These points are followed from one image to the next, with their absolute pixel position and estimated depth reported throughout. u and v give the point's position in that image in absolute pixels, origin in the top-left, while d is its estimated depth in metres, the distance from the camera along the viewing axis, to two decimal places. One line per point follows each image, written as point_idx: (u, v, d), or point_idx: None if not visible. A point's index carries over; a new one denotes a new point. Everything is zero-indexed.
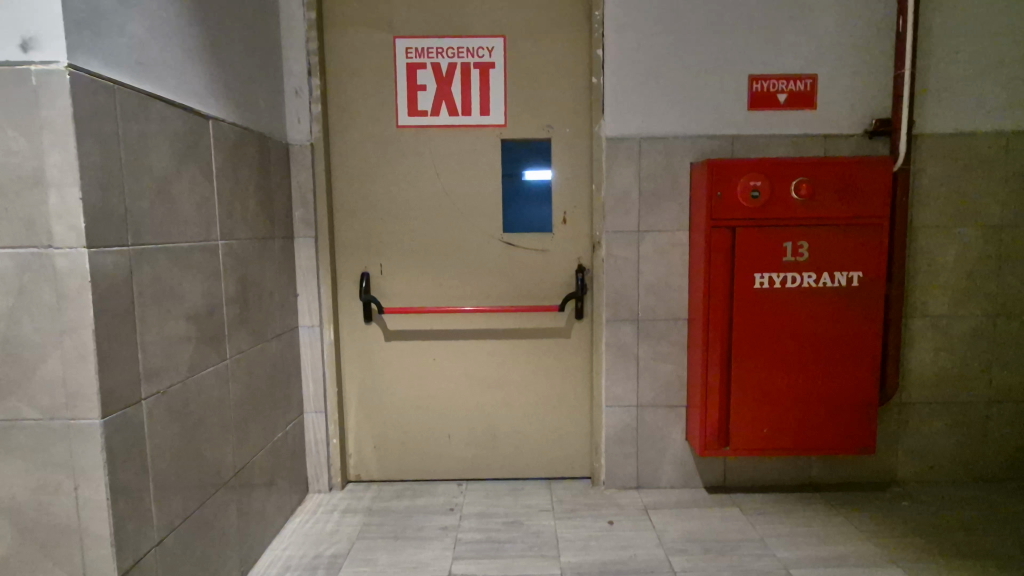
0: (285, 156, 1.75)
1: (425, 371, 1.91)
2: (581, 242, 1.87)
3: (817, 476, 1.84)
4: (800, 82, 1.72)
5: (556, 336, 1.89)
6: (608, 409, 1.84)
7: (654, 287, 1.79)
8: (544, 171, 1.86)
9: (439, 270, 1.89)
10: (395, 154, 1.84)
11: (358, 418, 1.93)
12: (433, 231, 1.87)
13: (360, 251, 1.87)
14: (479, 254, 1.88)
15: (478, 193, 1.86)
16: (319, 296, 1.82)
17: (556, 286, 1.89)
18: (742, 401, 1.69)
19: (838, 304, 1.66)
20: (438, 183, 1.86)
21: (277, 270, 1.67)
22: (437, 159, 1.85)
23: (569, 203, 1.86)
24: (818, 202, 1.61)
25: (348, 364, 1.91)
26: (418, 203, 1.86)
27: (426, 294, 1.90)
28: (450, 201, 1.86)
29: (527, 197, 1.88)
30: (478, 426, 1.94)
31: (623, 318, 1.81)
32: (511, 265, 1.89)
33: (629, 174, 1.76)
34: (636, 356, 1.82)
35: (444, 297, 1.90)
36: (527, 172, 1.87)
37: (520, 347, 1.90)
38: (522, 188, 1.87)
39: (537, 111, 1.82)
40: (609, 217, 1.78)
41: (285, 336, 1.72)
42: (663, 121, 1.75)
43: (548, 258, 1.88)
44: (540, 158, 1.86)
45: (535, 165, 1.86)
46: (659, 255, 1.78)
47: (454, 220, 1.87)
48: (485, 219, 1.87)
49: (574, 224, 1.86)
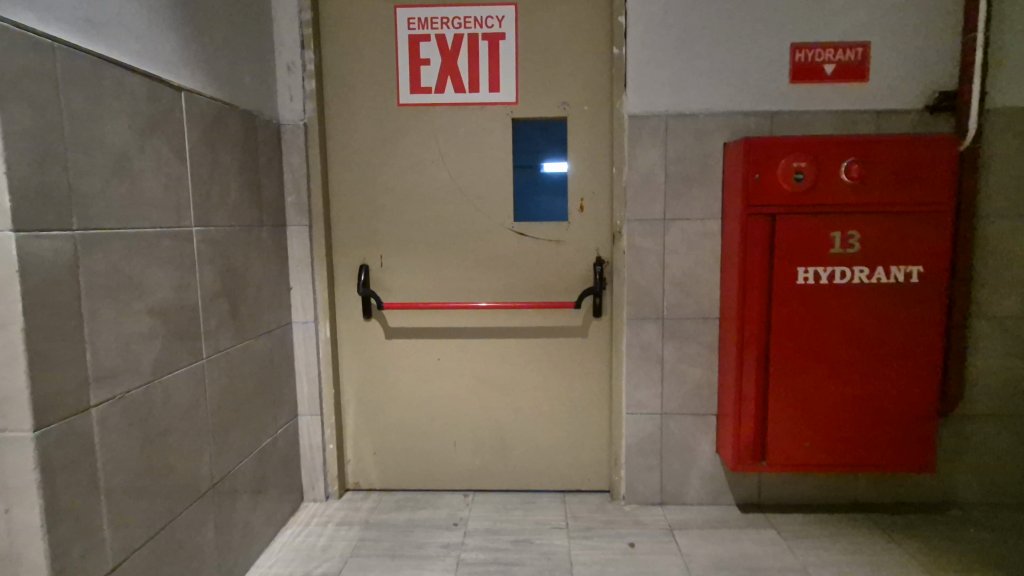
0: (277, 137, 1.61)
1: (430, 371, 1.76)
2: (602, 233, 1.69)
3: (864, 496, 1.65)
4: (849, 51, 1.52)
5: (572, 335, 1.72)
6: (629, 416, 1.67)
7: (682, 282, 1.61)
8: (562, 163, 1.70)
9: (444, 264, 1.73)
10: (397, 136, 1.69)
11: (357, 422, 1.79)
12: (439, 221, 1.72)
13: (358, 241, 1.73)
14: (487, 246, 1.72)
15: (487, 179, 1.70)
16: (313, 290, 1.67)
17: (572, 280, 1.72)
18: (780, 410, 1.51)
19: (894, 302, 1.46)
20: (443, 167, 1.70)
21: (265, 261, 1.53)
22: (443, 141, 1.69)
23: (588, 189, 1.68)
24: (872, 186, 1.42)
25: (346, 363, 1.76)
26: (421, 190, 1.71)
27: (429, 290, 1.75)
28: (456, 188, 1.71)
29: (540, 184, 1.72)
30: (486, 433, 1.78)
31: (646, 317, 1.63)
32: (522, 258, 1.72)
33: (655, 155, 1.58)
34: (660, 359, 1.64)
35: (450, 294, 1.74)
36: (544, 163, 1.71)
37: (532, 347, 1.74)
38: (536, 180, 1.72)
39: (551, 87, 1.65)
40: (633, 204, 1.60)
41: (276, 333, 1.58)
42: (693, 97, 1.56)
43: (562, 250, 1.71)
44: (558, 149, 1.70)
45: (553, 156, 1.70)
46: (688, 247, 1.60)
47: (461, 209, 1.71)
48: (495, 208, 1.71)
49: (591, 213, 1.69)
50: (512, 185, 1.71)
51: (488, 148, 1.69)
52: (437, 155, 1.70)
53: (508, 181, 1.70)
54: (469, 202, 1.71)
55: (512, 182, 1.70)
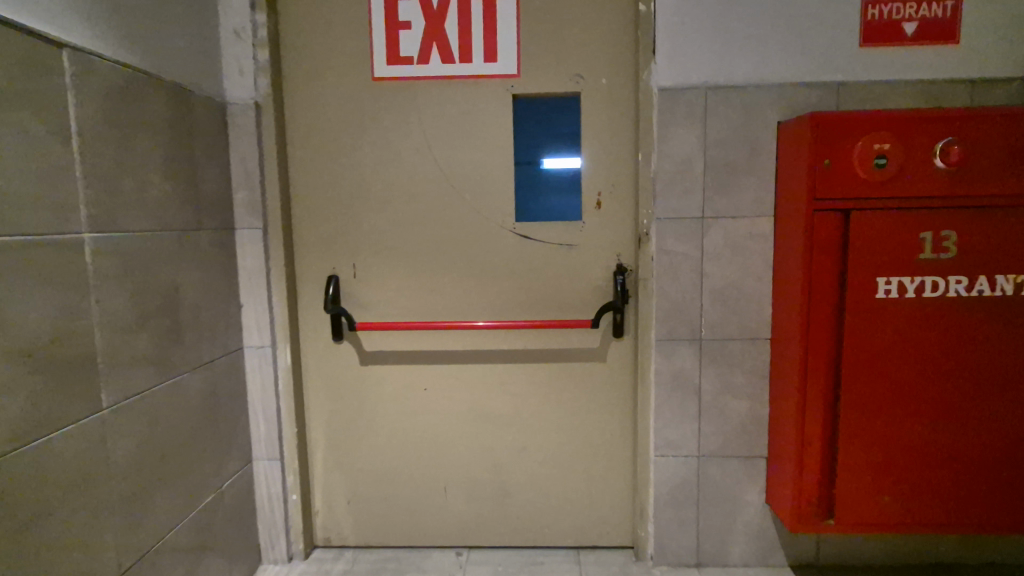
0: (222, 118, 1.30)
1: (416, 404, 1.46)
2: (625, 235, 1.39)
3: (948, 556, 1.34)
4: (936, 5, 1.21)
5: (588, 360, 1.41)
6: (658, 459, 1.36)
7: (724, 294, 1.31)
8: (569, 159, 1.39)
9: (432, 275, 1.43)
10: (372, 119, 1.38)
11: (328, 465, 1.48)
12: (425, 222, 1.41)
13: (326, 247, 1.42)
14: (484, 253, 1.42)
15: (483, 171, 1.39)
16: (271, 307, 1.37)
17: (588, 293, 1.42)
18: (853, 457, 1.20)
19: (1000, 321, 1.15)
20: (430, 157, 1.39)
21: (205, 274, 1.22)
22: (429, 125, 1.38)
23: (608, 181, 1.38)
24: (975, 174, 1.11)
25: (313, 395, 1.46)
26: (403, 185, 1.40)
27: (414, 307, 1.44)
28: (446, 181, 1.40)
29: (542, 183, 1.41)
30: (484, 477, 1.48)
31: (680, 337, 1.32)
32: (526, 266, 1.41)
33: (691, 138, 1.28)
34: (697, 390, 1.34)
35: (440, 311, 1.44)
36: (545, 160, 1.40)
37: (539, 374, 1.43)
38: (538, 178, 1.41)
39: (562, 55, 1.34)
40: (664, 199, 1.29)
41: (221, 363, 1.28)
42: (738, 66, 1.26)
43: (576, 257, 1.40)
44: (564, 143, 1.39)
45: (557, 152, 1.40)
46: (730, 252, 1.30)
47: (452, 208, 1.41)
48: (493, 206, 1.40)
49: (611, 211, 1.38)
50: (514, 177, 1.40)
51: (485, 132, 1.38)
52: (422, 141, 1.39)
53: (509, 172, 1.39)
54: (462, 199, 1.40)
55: (514, 174, 1.40)
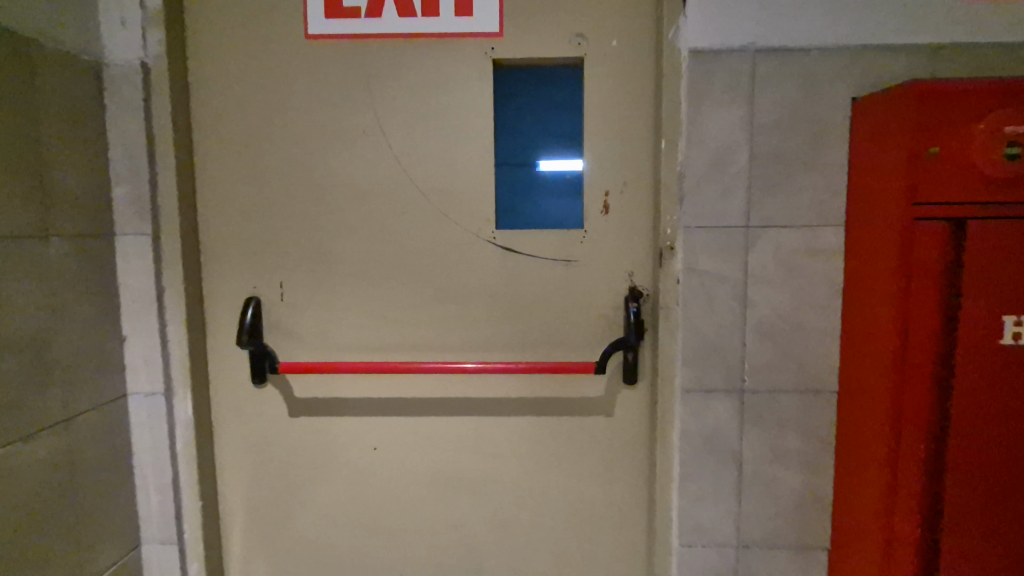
0: (95, 85, 0.95)
1: (364, 467, 1.11)
2: (640, 250, 1.06)
3: None
4: None
5: (590, 412, 1.08)
6: (681, 547, 1.02)
7: (773, 330, 0.98)
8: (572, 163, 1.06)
9: (385, 300, 1.09)
10: (304, 93, 1.04)
11: (249, 545, 1.13)
12: (376, 229, 1.07)
13: (246, 262, 1.07)
14: (454, 271, 1.08)
15: (454, 164, 1.06)
16: (166, 341, 1.02)
17: (590, 325, 1.08)
18: (965, 566, 0.84)
19: None
20: (382, 144, 1.05)
21: (54, 300, 0.88)
22: (381, 101, 1.04)
23: (619, 179, 1.04)
24: None
25: (230, 454, 1.11)
26: (345, 181, 1.06)
27: (361, 343, 1.10)
28: (404, 176, 1.06)
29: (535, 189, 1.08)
30: (453, 562, 1.13)
31: (713, 387, 0.99)
32: (509, 289, 1.08)
33: (732, 120, 0.94)
34: (735, 457, 1.00)
35: (396, 347, 1.10)
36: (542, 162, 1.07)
37: (526, 430, 1.09)
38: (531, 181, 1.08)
39: (558, 9, 1.01)
40: (696, 203, 0.96)
41: (83, 420, 0.93)
42: (798, 21, 0.93)
43: (575, 277, 1.07)
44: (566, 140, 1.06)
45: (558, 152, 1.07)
46: (784, 273, 0.97)
47: (411, 211, 1.07)
48: (467, 209, 1.07)
49: (622, 218, 1.05)
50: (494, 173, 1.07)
51: (456, 113, 1.04)
52: (370, 123, 1.05)
53: (487, 166, 1.05)
54: (425, 200, 1.07)
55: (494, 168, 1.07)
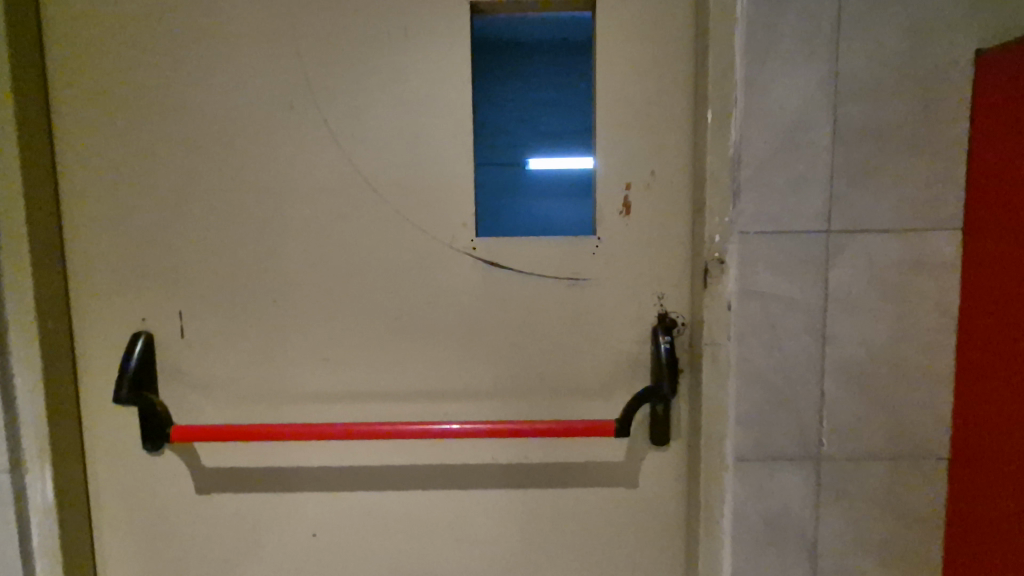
0: None
1: (302, 559, 0.82)
2: (672, 266, 0.79)
3: None
4: None
5: (605, 484, 0.80)
6: None
7: (860, 374, 0.71)
8: None
9: (329, 335, 0.82)
10: (216, 57, 0.77)
11: None
12: (316, 239, 0.80)
13: (139, 282, 0.80)
14: (422, 296, 0.81)
15: (421, 151, 0.79)
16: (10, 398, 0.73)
17: (604, 365, 0.81)
18: None
19: None
20: (323, 126, 0.78)
21: None
22: (320, 68, 0.77)
23: (645, 169, 0.78)
24: None
25: (120, 544, 0.82)
26: (272, 175, 0.79)
27: (297, 391, 0.83)
28: (352, 167, 0.79)
29: None
30: None
31: (778, 452, 0.72)
32: (497, 319, 0.81)
33: (804, 83, 0.68)
34: (807, 549, 0.73)
35: (345, 396, 0.82)
36: None
37: (519, 508, 0.81)
38: None
39: None
40: (757, 201, 0.69)
41: None
42: None
43: (584, 303, 0.80)
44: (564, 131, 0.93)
45: None
46: (875, 297, 0.70)
47: (364, 214, 0.80)
48: (438, 213, 0.80)
49: (649, 223, 0.78)
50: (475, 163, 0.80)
51: (425, 82, 0.77)
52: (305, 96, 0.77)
53: (466, 154, 0.79)
54: (382, 200, 0.79)
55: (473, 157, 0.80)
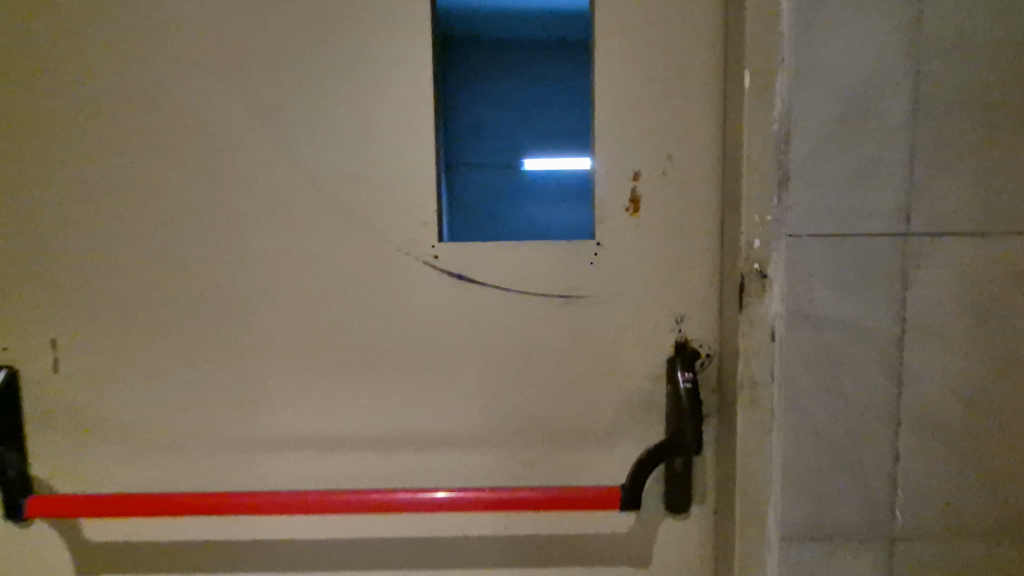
0: None
1: None
2: (694, 279, 0.61)
3: None
4: None
5: (610, 561, 0.62)
6: None
7: (944, 422, 0.54)
8: None
9: (256, 368, 0.64)
10: (113, 16, 0.61)
11: None
12: (237, 246, 0.63)
13: (24, 300, 0.64)
14: (372, 318, 0.64)
15: (370, 133, 0.62)
16: None
17: (606, 404, 0.63)
18: None
19: None
20: (246, 104, 0.62)
21: None
22: (242, 30, 0.61)
23: (659, 154, 0.60)
24: None
25: None
26: (182, 167, 0.63)
27: (215, 440, 0.66)
28: (282, 155, 0.62)
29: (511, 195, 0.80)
30: None
31: (836, 528, 0.54)
32: (468, 348, 0.64)
33: (877, 31, 0.50)
34: None
35: (279, 443, 0.66)
36: None
37: None
38: None
39: None
40: (809, 195, 0.51)
41: None
42: None
43: (581, 327, 0.62)
44: None
45: None
46: (967, 319, 0.53)
47: (297, 214, 0.63)
48: (391, 212, 0.63)
49: (665, 225, 0.61)
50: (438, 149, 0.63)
51: (375, 47, 0.61)
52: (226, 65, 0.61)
53: (427, 138, 0.62)
54: (320, 196, 0.63)
55: (437, 140, 0.63)
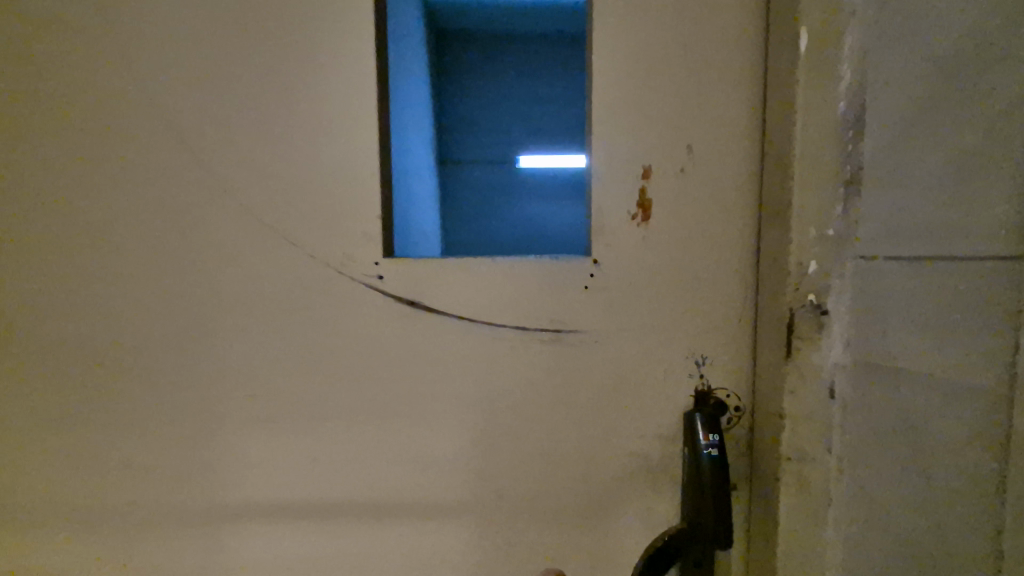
0: None
1: None
2: (720, 312, 0.47)
3: None
4: None
5: None
6: None
7: None
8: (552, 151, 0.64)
9: (155, 419, 0.50)
10: None
11: None
12: (126, 264, 0.49)
13: None
14: (300, 357, 0.49)
15: (292, 115, 0.47)
16: None
17: (602, 470, 0.49)
18: None
19: None
20: (132, 76, 0.47)
21: None
22: None
23: (676, 147, 0.45)
24: None
25: None
26: (57, 162, 0.48)
27: (101, 509, 0.52)
28: (183, 147, 0.48)
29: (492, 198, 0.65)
30: None
31: None
32: (425, 396, 0.49)
33: None
34: None
35: (184, 515, 0.51)
36: None
37: None
38: None
39: None
40: (886, 205, 0.37)
41: None
42: None
43: (571, 370, 0.48)
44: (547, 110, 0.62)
45: None
46: None
47: (201, 224, 0.48)
48: (321, 220, 0.48)
49: (683, 238, 0.46)
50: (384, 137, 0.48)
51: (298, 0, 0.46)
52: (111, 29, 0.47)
53: (370, 125, 0.47)
54: (231, 200, 0.48)
55: (383, 125, 0.48)
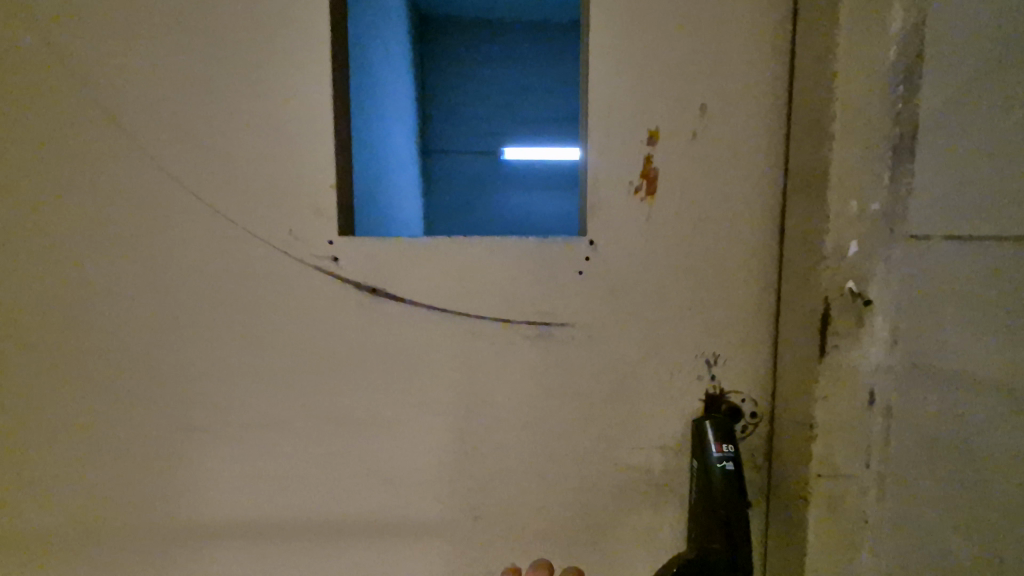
0: None
1: None
2: (735, 302, 0.40)
3: None
4: None
5: None
6: None
7: None
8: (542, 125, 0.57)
9: (69, 424, 0.43)
10: None
11: None
12: (31, 240, 0.41)
13: None
14: (242, 354, 0.42)
15: (228, 64, 0.39)
16: None
17: (596, 483, 0.42)
18: None
19: None
20: (36, 16, 0.39)
21: None
22: None
23: (688, 108, 0.39)
24: None
25: None
26: None
27: (9, 532, 0.44)
28: (99, 100, 0.40)
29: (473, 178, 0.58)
30: None
31: None
32: (390, 401, 0.42)
33: None
34: None
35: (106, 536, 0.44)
36: None
37: None
38: None
39: None
40: None
41: None
42: None
43: (561, 369, 0.41)
44: None
45: None
46: None
47: (122, 194, 0.40)
48: (264, 190, 0.40)
49: (694, 215, 0.40)
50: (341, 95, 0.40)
51: None
52: None
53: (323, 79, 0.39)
54: (156, 166, 0.40)
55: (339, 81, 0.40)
